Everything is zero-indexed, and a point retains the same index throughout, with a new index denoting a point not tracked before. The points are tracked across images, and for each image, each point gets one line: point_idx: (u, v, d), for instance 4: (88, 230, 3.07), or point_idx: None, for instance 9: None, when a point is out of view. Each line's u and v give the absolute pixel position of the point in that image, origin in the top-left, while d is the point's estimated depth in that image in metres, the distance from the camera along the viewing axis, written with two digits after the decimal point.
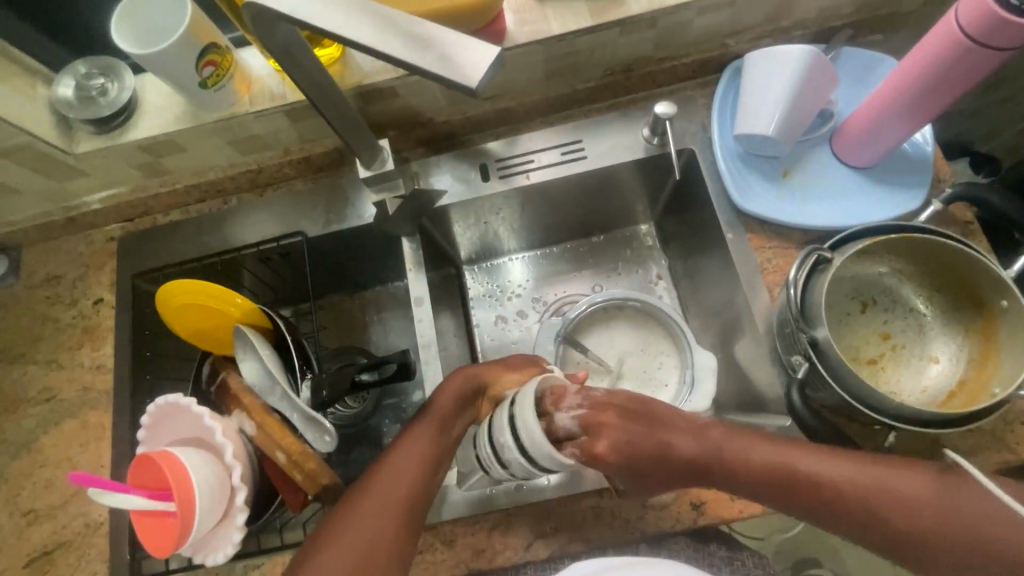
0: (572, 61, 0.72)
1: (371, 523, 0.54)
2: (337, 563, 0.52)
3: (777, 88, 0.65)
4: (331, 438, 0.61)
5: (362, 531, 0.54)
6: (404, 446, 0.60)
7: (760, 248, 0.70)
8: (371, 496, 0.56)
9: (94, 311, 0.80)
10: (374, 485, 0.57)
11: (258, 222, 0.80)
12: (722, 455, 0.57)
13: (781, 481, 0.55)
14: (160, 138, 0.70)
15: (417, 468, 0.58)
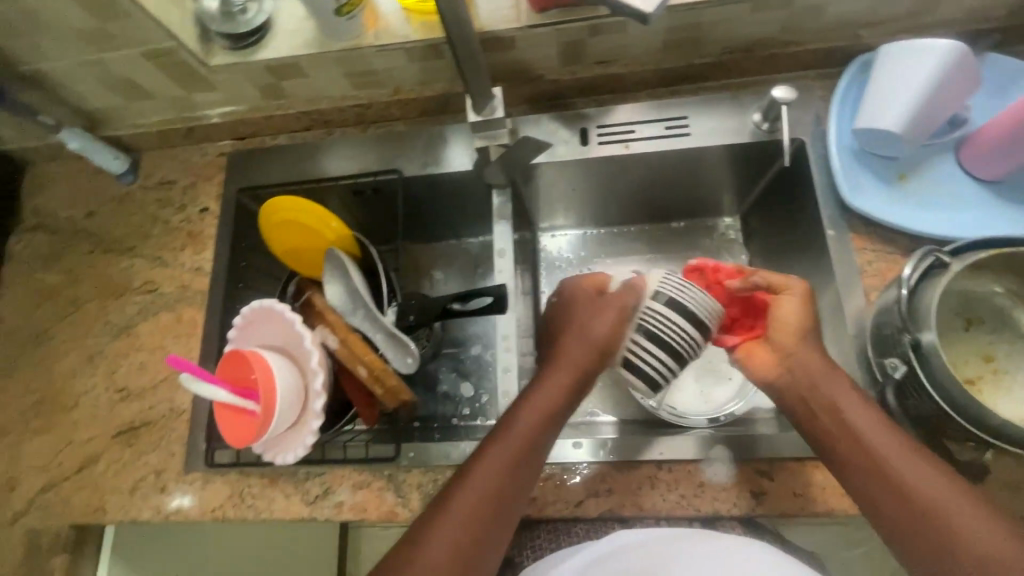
0: (693, 34, 0.71)
1: (492, 481, 0.56)
2: (463, 508, 0.55)
3: (911, 77, 0.62)
4: (413, 360, 0.67)
5: (476, 495, 0.56)
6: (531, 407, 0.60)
7: (861, 250, 0.68)
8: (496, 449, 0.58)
9: (199, 218, 0.85)
10: (500, 440, 0.58)
11: (358, 155, 0.83)
12: (834, 425, 0.56)
13: (881, 474, 0.53)
14: (287, 61, 0.73)
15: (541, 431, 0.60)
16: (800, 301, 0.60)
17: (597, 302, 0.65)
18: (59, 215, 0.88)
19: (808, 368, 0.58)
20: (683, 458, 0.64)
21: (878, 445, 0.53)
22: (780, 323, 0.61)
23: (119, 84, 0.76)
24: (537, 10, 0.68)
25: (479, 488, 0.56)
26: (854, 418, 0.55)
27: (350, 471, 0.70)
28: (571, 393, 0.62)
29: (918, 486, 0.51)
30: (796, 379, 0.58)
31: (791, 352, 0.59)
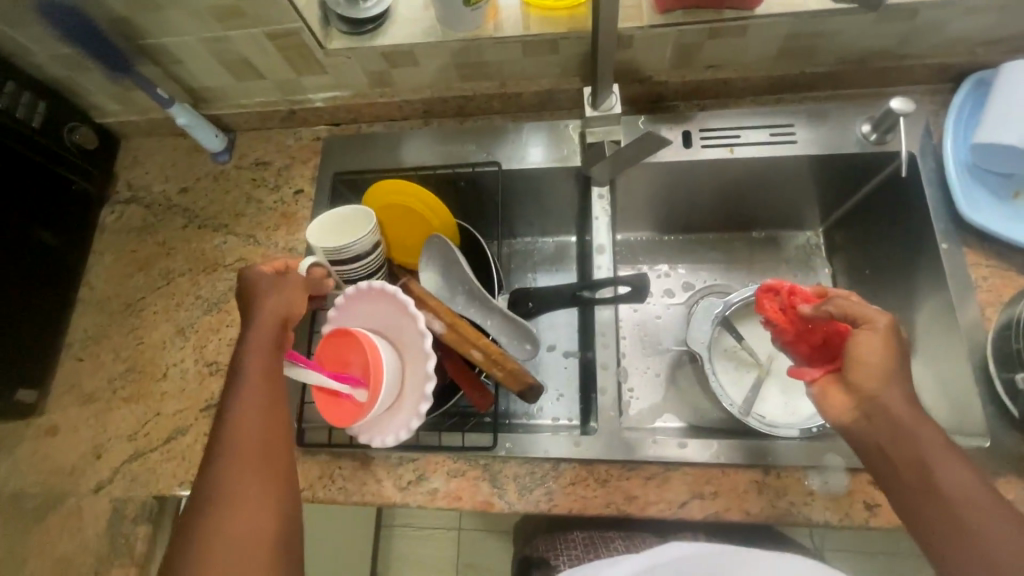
0: (810, 42, 0.71)
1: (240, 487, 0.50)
2: (245, 523, 0.49)
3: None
4: (531, 347, 0.69)
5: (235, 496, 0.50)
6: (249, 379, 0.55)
7: (975, 264, 0.67)
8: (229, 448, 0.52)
9: (293, 200, 0.86)
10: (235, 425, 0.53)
11: (456, 146, 0.83)
12: (903, 437, 0.51)
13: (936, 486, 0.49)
14: (404, 49, 0.75)
15: (264, 412, 0.54)
16: (882, 338, 0.54)
17: (265, 274, 0.62)
18: (153, 190, 0.89)
19: (891, 415, 0.52)
20: (793, 464, 0.63)
21: (962, 500, 0.48)
22: (862, 362, 0.54)
23: (234, 62, 0.78)
24: (661, 11, 0.69)
25: (248, 500, 0.50)
26: (945, 469, 0.49)
27: (445, 458, 0.69)
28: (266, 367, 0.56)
29: (994, 542, 0.47)
30: (875, 420, 0.53)
31: (870, 395, 0.53)
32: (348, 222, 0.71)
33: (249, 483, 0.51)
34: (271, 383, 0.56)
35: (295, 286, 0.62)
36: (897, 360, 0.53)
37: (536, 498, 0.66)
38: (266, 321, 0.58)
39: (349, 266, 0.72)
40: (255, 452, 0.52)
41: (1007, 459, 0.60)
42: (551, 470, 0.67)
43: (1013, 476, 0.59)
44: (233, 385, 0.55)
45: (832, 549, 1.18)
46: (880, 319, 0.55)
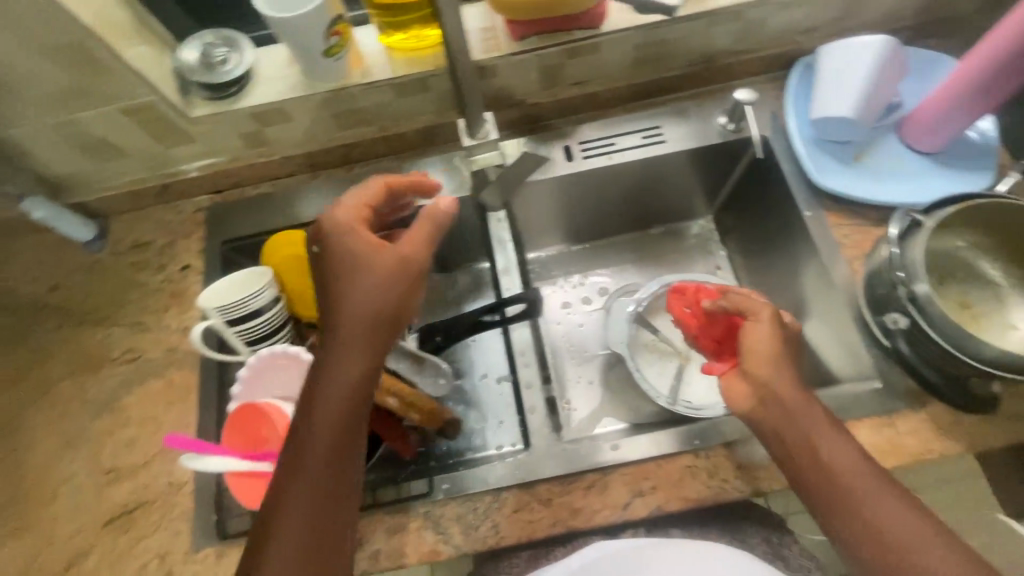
0: (658, 50, 0.77)
1: (297, 524, 0.49)
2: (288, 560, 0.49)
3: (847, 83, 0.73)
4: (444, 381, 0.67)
5: (295, 538, 0.49)
6: (320, 411, 0.52)
7: (838, 225, 0.74)
8: (294, 473, 0.51)
9: (182, 276, 0.81)
10: (300, 459, 0.51)
11: (347, 194, 0.82)
12: (794, 424, 0.54)
13: (826, 468, 0.52)
14: (272, 106, 0.73)
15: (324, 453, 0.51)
16: (767, 326, 0.57)
17: (374, 244, 0.53)
18: (19, 293, 0.81)
19: (781, 401, 0.55)
20: (719, 442, 0.65)
21: (843, 475, 0.52)
22: (753, 351, 0.57)
23: (89, 145, 0.73)
24: (516, 38, 0.72)
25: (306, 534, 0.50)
26: (828, 445, 0.53)
27: (381, 516, 0.66)
28: (353, 401, 0.52)
29: (873, 509, 0.50)
30: (769, 405, 0.56)
31: (763, 382, 0.56)
32: (244, 282, 0.70)
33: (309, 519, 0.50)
34: (348, 420, 0.52)
35: (412, 286, 0.53)
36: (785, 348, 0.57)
37: (483, 535, 0.64)
38: (359, 335, 0.52)
39: (251, 324, 0.70)
40: (321, 498, 0.50)
41: (900, 394, 0.64)
42: (493, 502, 0.65)
43: (908, 409, 0.64)
44: (304, 410, 0.52)
45: (791, 515, 1.23)
46: (763, 309, 0.58)
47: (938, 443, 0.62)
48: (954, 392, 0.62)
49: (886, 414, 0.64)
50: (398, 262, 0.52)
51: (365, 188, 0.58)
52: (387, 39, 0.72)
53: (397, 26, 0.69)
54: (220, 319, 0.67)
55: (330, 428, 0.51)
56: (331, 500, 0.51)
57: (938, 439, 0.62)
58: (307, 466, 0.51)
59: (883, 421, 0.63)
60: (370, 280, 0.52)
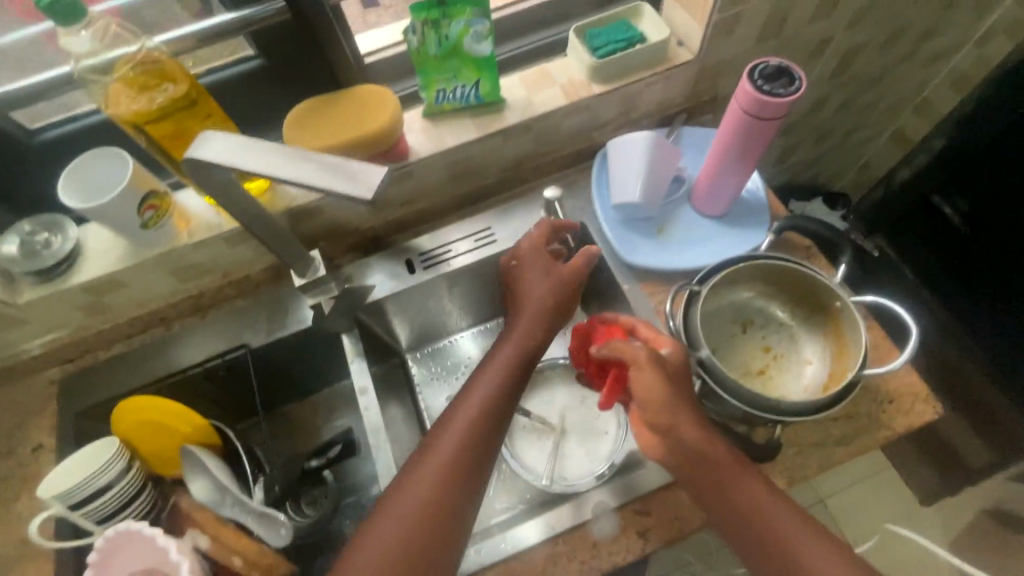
0: (469, 166, 0.86)
1: (454, 450, 0.59)
2: (409, 507, 0.56)
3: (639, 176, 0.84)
4: (286, 530, 0.68)
5: (421, 492, 0.57)
6: (491, 371, 0.66)
7: (653, 293, 0.82)
8: (452, 422, 0.62)
9: (33, 458, 0.79)
10: (450, 420, 0.62)
11: (203, 341, 0.85)
12: (707, 475, 0.59)
13: (740, 510, 0.58)
14: (103, 279, 0.76)
15: (499, 404, 0.63)
16: (650, 372, 0.59)
17: (555, 266, 0.76)
18: None
19: (693, 452, 0.59)
20: (572, 525, 0.68)
21: (756, 517, 0.57)
22: (647, 400, 0.59)
23: None
24: None
25: (438, 470, 0.58)
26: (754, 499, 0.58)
27: None
28: (521, 367, 0.68)
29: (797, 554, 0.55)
30: (697, 466, 0.59)
31: (669, 429, 0.59)
32: (91, 456, 0.69)
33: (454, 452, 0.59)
34: (514, 379, 0.66)
35: (565, 279, 0.75)
36: (675, 383, 0.60)
37: None
38: (533, 309, 0.71)
39: (98, 502, 0.69)
40: (464, 447, 0.60)
41: None
42: None
43: None
44: (473, 379, 0.66)
45: None
46: (640, 356, 0.60)
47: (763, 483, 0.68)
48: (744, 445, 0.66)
49: None
50: (574, 271, 0.75)
51: (541, 225, 0.80)
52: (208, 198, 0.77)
53: None
54: (60, 506, 0.66)
55: (492, 385, 0.65)
56: (464, 458, 0.59)
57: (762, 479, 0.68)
58: (449, 425, 0.61)
59: None
60: (545, 273, 0.75)
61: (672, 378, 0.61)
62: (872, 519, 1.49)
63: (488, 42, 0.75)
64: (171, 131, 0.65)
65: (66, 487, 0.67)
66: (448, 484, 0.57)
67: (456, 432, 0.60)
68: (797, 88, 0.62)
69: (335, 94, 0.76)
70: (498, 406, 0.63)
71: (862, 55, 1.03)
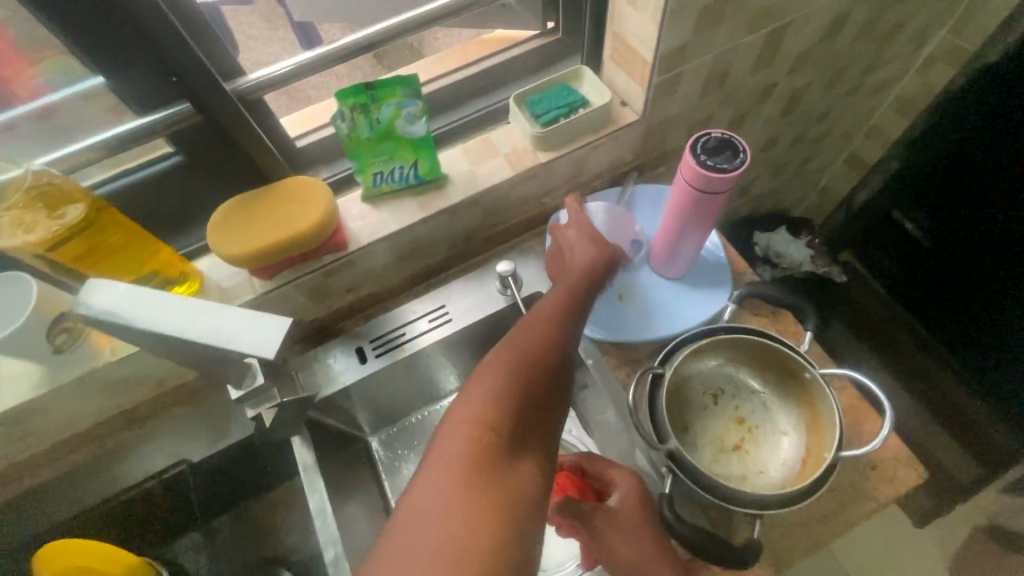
0: (416, 245, 0.81)
1: (532, 350, 0.53)
2: (492, 394, 0.49)
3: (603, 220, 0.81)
4: None
5: (502, 388, 0.50)
6: (557, 291, 0.63)
7: (619, 365, 0.78)
8: (521, 330, 0.56)
9: None
10: (525, 327, 0.57)
11: (141, 459, 0.81)
12: None
13: None
14: (15, 409, 0.68)
15: (570, 320, 0.60)
16: (625, 544, 0.55)
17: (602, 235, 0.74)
18: None
19: None
20: None
21: None
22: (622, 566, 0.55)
23: None
24: (267, 278, 0.73)
25: (536, 350, 0.54)
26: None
27: None
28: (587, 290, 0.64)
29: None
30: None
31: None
32: None
33: (547, 335, 0.56)
34: (584, 297, 0.63)
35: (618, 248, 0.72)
36: (631, 531, 0.56)
37: None
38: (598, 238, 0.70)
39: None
40: (543, 346, 0.55)
41: None
42: None
43: None
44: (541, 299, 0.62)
45: None
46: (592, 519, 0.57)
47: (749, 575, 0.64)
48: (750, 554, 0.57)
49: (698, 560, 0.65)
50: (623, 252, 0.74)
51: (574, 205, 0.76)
52: None
53: None
54: None
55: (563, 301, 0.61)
56: (548, 357, 0.54)
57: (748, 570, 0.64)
58: (524, 329, 0.57)
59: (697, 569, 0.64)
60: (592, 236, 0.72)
61: (628, 527, 0.56)
62: (876, 550, 1.43)
63: (422, 122, 0.72)
64: (85, 250, 0.60)
65: None
66: (529, 384, 0.51)
67: (536, 332, 0.56)
68: (741, 162, 0.60)
69: (263, 190, 0.71)
70: (568, 319, 0.59)
71: (809, 93, 1.03)
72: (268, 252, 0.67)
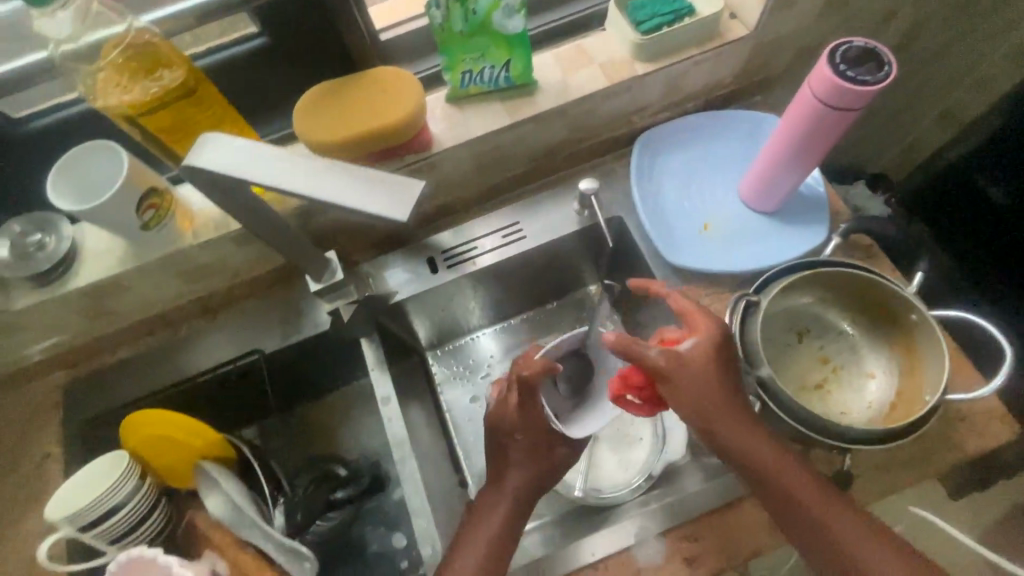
0: (498, 155, 0.78)
1: (504, 504, 0.64)
2: (471, 554, 0.61)
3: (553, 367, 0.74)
4: (312, 563, 0.63)
5: (482, 543, 0.62)
6: (522, 430, 0.66)
7: (699, 296, 0.76)
8: (498, 484, 0.66)
9: (40, 469, 0.75)
10: (498, 483, 0.65)
11: (210, 346, 0.80)
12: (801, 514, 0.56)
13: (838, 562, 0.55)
14: (102, 283, 0.70)
15: (538, 457, 0.66)
16: (681, 379, 0.57)
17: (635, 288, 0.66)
18: None
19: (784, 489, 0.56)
20: (615, 549, 0.64)
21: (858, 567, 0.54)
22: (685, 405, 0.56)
23: None
24: None
25: (506, 513, 0.64)
26: (838, 535, 0.55)
27: None
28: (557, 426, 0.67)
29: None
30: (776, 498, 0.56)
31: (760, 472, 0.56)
32: (101, 471, 0.65)
33: (515, 490, 0.65)
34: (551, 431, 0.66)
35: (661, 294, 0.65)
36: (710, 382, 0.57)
37: None
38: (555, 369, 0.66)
39: (114, 520, 0.65)
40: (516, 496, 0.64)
41: None
42: None
43: None
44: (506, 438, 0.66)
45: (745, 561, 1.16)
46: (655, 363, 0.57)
47: None
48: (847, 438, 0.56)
49: None
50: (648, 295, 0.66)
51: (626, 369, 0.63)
52: None
53: None
54: (70, 529, 0.62)
55: (528, 446, 0.66)
56: (519, 510, 0.64)
57: None
58: (497, 484, 0.65)
59: None
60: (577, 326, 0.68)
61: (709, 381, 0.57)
62: None
63: (521, 16, 0.66)
64: (177, 120, 0.58)
65: (75, 508, 0.62)
66: (499, 541, 0.62)
67: (505, 492, 0.64)
68: (887, 74, 0.54)
69: (351, 77, 0.68)
70: (537, 463, 0.66)
71: (929, 25, 0.93)
72: (356, 142, 0.65)
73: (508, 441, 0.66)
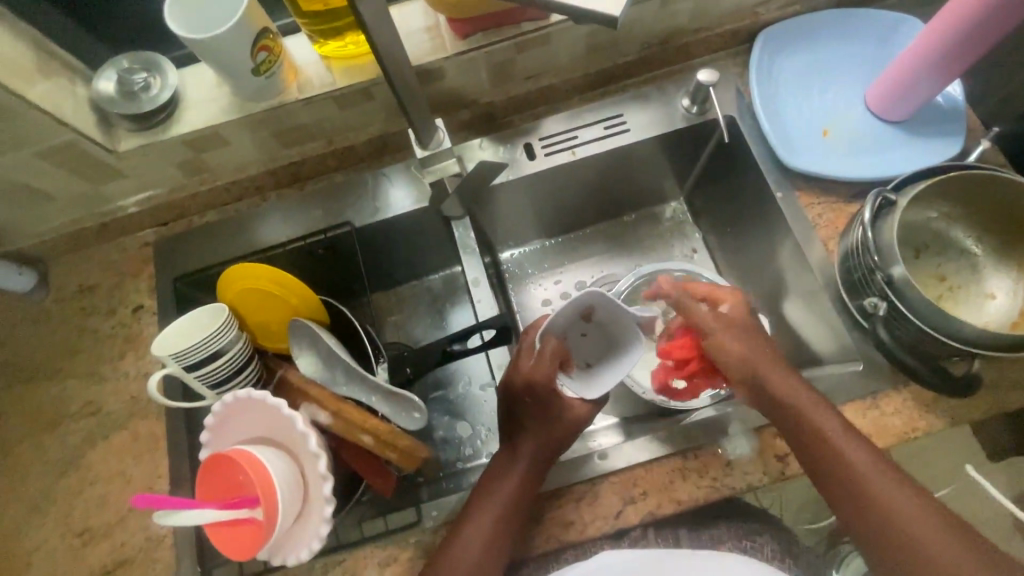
0: (613, 35, 0.73)
1: (518, 471, 0.62)
2: (483, 518, 0.60)
3: (576, 331, 0.64)
4: (420, 415, 0.64)
5: (496, 509, 0.60)
6: (535, 406, 0.64)
7: (809, 205, 0.72)
8: (512, 452, 0.63)
9: (135, 319, 0.77)
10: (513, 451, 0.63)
11: (299, 216, 0.79)
12: (853, 479, 0.56)
13: (879, 524, 0.54)
14: (205, 132, 0.68)
15: (554, 427, 0.64)
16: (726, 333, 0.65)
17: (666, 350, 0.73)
18: None
19: (837, 455, 0.57)
20: (706, 440, 0.65)
21: (903, 530, 0.53)
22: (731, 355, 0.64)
23: (13, 192, 0.68)
24: (461, 36, 0.68)
25: (518, 479, 0.62)
26: (893, 506, 0.54)
27: (371, 550, 0.66)
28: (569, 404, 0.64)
29: (920, 544, 0.52)
30: (809, 443, 0.58)
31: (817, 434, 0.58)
32: (200, 320, 0.66)
33: (527, 464, 0.62)
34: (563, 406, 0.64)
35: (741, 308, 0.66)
36: (747, 340, 0.64)
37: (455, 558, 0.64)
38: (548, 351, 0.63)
39: (214, 365, 0.65)
40: (531, 465, 0.62)
41: (883, 375, 0.64)
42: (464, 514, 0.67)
43: (889, 389, 0.63)
44: (519, 412, 0.64)
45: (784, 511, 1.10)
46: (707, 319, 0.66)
47: (921, 420, 0.62)
48: (936, 378, 0.61)
49: (867, 397, 0.63)
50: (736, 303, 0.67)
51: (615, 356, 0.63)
52: (320, 47, 0.67)
53: (331, 34, 0.65)
54: (177, 366, 0.63)
55: (543, 421, 0.64)
56: (533, 479, 0.62)
57: (921, 416, 0.62)
58: (512, 452, 0.63)
59: (865, 404, 0.63)
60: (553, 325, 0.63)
61: (745, 334, 0.65)
62: None
63: None
64: None
65: (180, 347, 0.63)
66: (512, 504, 0.61)
67: (521, 463, 0.62)
68: None
69: None
70: (555, 433, 0.64)
71: None
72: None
73: (521, 403, 0.64)
